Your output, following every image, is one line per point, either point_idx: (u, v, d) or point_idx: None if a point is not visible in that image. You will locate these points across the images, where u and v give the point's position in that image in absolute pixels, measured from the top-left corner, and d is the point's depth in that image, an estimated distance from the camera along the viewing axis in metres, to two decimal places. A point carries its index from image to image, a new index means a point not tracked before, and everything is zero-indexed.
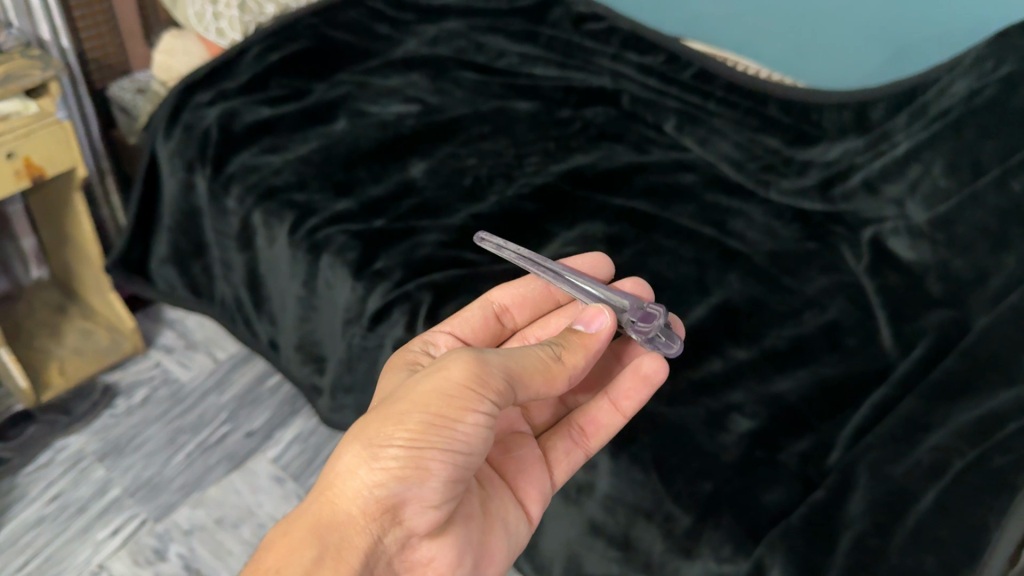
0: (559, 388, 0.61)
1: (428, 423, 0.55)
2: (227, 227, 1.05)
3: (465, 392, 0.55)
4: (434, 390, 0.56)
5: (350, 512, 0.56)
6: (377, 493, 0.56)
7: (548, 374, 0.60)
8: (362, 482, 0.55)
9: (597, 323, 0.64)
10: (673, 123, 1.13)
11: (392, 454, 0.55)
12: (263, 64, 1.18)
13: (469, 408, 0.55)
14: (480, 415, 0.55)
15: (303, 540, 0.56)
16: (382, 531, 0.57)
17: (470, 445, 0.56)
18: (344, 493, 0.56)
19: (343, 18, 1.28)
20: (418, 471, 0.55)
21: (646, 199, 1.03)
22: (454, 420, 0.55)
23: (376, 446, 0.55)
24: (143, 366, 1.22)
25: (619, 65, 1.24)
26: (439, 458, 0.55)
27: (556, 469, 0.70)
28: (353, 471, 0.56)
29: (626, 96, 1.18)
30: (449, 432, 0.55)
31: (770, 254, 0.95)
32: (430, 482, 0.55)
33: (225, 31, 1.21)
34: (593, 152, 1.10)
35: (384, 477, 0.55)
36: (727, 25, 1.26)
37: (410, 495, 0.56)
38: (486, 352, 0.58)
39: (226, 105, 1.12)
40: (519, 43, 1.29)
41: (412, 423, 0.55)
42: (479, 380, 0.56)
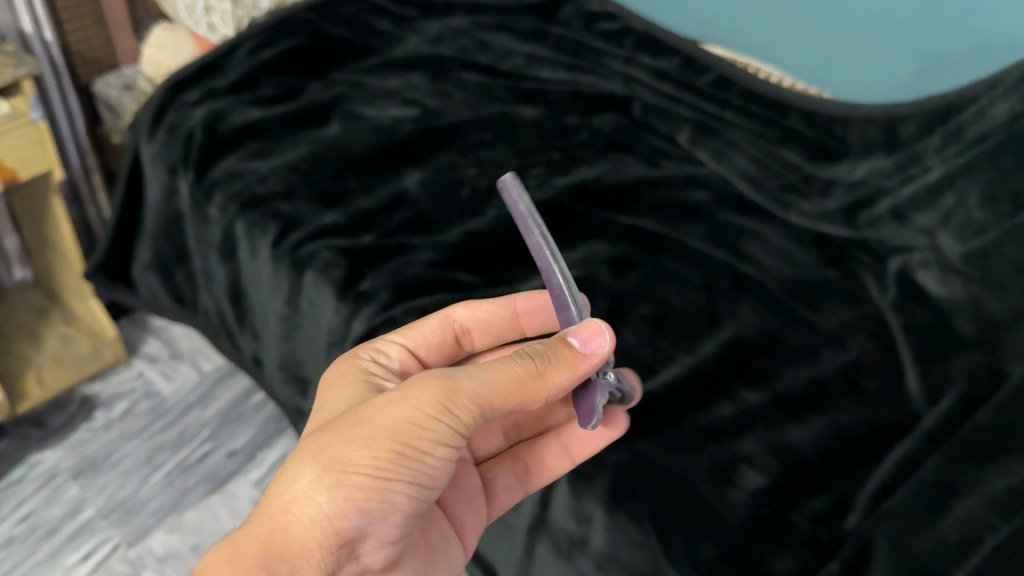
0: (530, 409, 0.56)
1: (398, 453, 0.52)
2: (209, 237, 0.99)
3: (439, 422, 0.52)
4: (403, 418, 0.52)
5: (303, 544, 0.51)
6: (337, 525, 0.52)
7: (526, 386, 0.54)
8: (319, 512, 0.51)
9: (593, 343, 0.54)
10: (687, 134, 1.05)
11: (357, 483, 0.51)
12: (255, 61, 1.12)
13: (443, 440, 0.53)
14: (450, 446, 0.54)
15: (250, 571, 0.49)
16: (336, 565, 0.54)
17: (438, 476, 0.55)
18: (299, 521, 0.51)
19: (341, 13, 1.21)
20: (384, 507, 0.53)
21: (654, 218, 0.95)
22: (426, 452, 0.53)
23: (339, 474, 0.51)
24: (125, 378, 1.16)
25: (631, 69, 1.17)
26: (405, 494, 0.53)
27: (495, 501, 0.70)
28: (310, 497, 0.51)
29: (637, 103, 1.10)
30: (420, 463, 0.53)
31: (787, 282, 0.87)
32: (393, 518, 0.54)
33: (218, 26, 1.15)
34: (601, 163, 1.03)
35: (345, 509, 0.51)
36: (749, 28, 1.18)
37: (372, 529, 0.53)
38: (456, 371, 0.54)
39: (213, 105, 1.06)
40: (528, 43, 1.22)
41: (379, 451, 0.52)
42: (455, 406, 0.53)
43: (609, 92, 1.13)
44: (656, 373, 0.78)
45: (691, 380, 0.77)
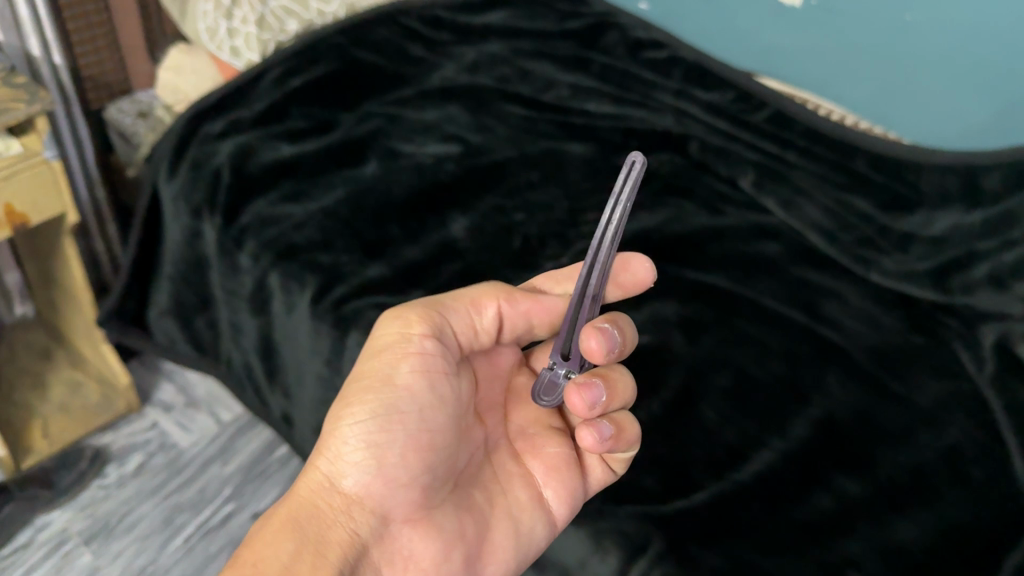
0: (490, 322, 0.64)
1: (368, 385, 0.59)
2: (238, 287, 0.91)
3: (398, 344, 0.60)
4: (371, 355, 0.60)
5: (319, 505, 0.57)
6: (342, 484, 0.58)
7: (473, 302, 0.63)
8: (323, 474, 0.58)
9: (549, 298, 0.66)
10: (750, 178, 0.98)
11: (349, 433, 0.58)
12: (283, 91, 1.05)
13: (402, 356, 0.59)
14: (415, 359, 0.59)
15: (279, 533, 0.55)
16: (356, 524, 0.57)
17: (418, 398, 0.58)
18: (309, 489, 0.58)
19: (372, 38, 1.13)
20: (376, 446, 0.58)
21: (723, 274, 0.88)
22: (391, 374, 0.59)
23: (334, 432, 0.59)
24: (137, 428, 1.08)
25: (683, 103, 1.09)
26: (387, 426, 0.58)
27: (588, 475, 0.65)
28: (313, 467, 0.59)
29: (695, 142, 1.03)
30: (390, 389, 0.58)
31: (872, 351, 0.81)
32: (390, 456, 0.57)
33: (241, 50, 1.06)
34: (659, 210, 0.95)
35: (343, 465, 0.58)
36: (807, 61, 1.10)
37: (372, 474, 0.57)
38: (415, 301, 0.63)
39: (240, 140, 0.98)
40: (570, 72, 1.14)
41: (355, 392, 0.59)
42: (406, 326, 0.60)
43: (662, 128, 1.05)
44: (745, 458, 0.71)
45: (784, 471, 0.70)
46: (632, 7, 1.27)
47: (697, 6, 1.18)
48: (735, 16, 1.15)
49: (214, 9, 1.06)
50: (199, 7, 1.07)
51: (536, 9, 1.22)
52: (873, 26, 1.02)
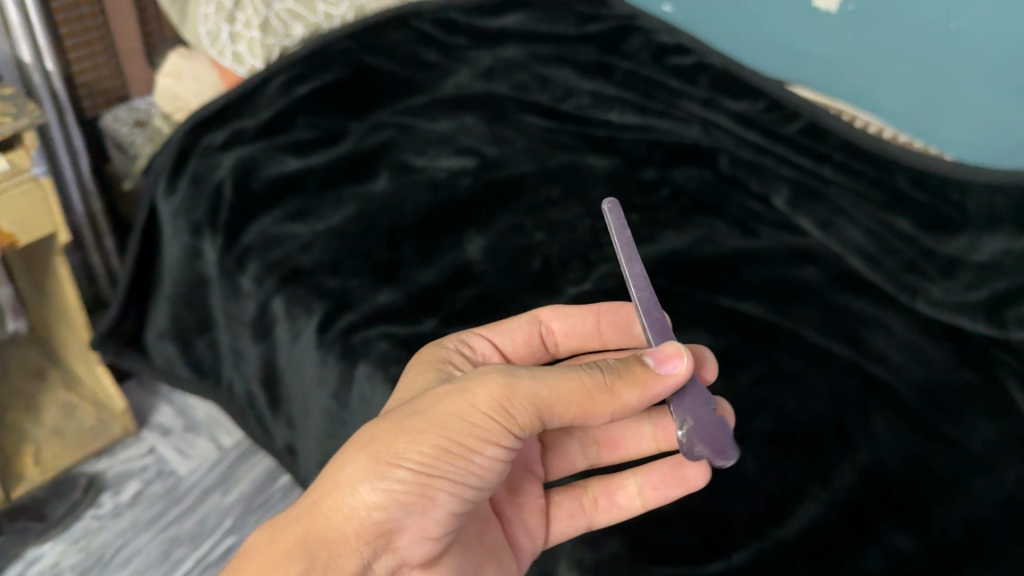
0: (597, 422, 0.53)
1: (444, 448, 0.51)
2: (240, 311, 0.85)
3: (492, 426, 0.51)
4: (459, 412, 0.52)
5: (343, 531, 0.52)
6: (375, 515, 0.52)
7: (588, 404, 0.52)
8: (360, 501, 0.51)
9: (670, 365, 0.52)
10: (785, 195, 0.92)
11: (403, 475, 0.51)
12: (288, 99, 0.99)
13: (490, 441, 0.52)
14: (500, 447, 0.52)
15: (287, 553, 0.51)
16: (372, 556, 0.53)
17: (484, 481, 0.53)
18: (339, 510, 0.52)
19: (382, 42, 1.07)
20: (424, 501, 0.52)
21: (759, 301, 0.82)
22: (474, 450, 0.52)
23: (387, 465, 0.51)
24: (134, 453, 1.03)
25: (711, 113, 1.03)
26: (447, 490, 0.52)
27: (554, 526, 0.65)
28: (353, 487, 0.52)
29: (725, 156, 0.97)
30: (465, 461, 0.52)
31: (920, 388, 0.76)
32: (434, 512, 0.53)
33: (244, 56, 1.01)
34: (688, 230, 0.90)
35: (385, 501, 0.52)
36: (843, 69, 1.04)
37: (410, 521, 0.52)
38: (520, 370, 0.53)
39: (243, 153, 0.93)
40: (592, 79, 1.08)
41: (428, 445, 0.51)
42: (509, 412, 0.51)
43: (689, 142, 1.00)
44: (788, 510, 0.65)
45: (827, 526, 0.64)
46: (655, 8, 1.21)
47: (724, 8, 1.12)
48: (765, 20, 1.08)
49: (216, 11, 0.99)
50: (199, 9, 1.00)
51: (555, 11, 1.16)
52: (916, 33, 0.95)
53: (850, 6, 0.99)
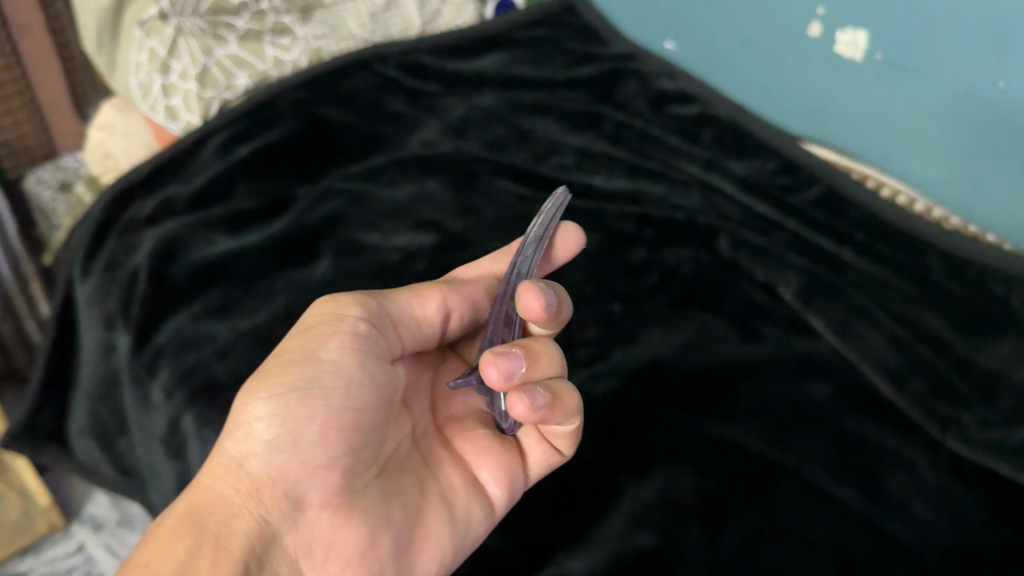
0: (435, 304, 0.62)
1: (291, 363, 0.55)
2: (152, 425, 0.74)
3: (326, 323, 0.57)
4: (297, 334, 0.58)
5: (224, 493, 0.53)
6: (251, 466, 0.53)
7: (416, 289, 0.62)
8: (230, 456, 0.54)
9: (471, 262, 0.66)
10: (794, 287, 0.78)
11: (261, 412, 0.54)
12: (228, 162, 0.87)
13: (329, 334, 0.56)
14: (342, 339, 0.56)
15: (175, 532, 0.51)
16: (266, 510, 0.53)
17: (344, 375, 0.55)
18: (214, 474, 0.54)
19: (340, 91, 0.94)
20: (290, 427, 0.54)
21: (755, 430, 0.68)
22: (315, 351, 0.55)
23: (243, 410, 0.55)
24: (61, 551, 0.98)
25: (714, 177, 0.89)
26: (305, 403, 0.54)
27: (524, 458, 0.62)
28: (223, 450, 0.54)
29: (725, 236, 0.82)
30: (313, 364, 0.55)
31: (948, 553, 0.60)
32: (307, 433, 0.53)
33: (179, 111, 0.89)
34: (677, 329, 0.76)
35: (253, 446, 0.54)
36: (867, 127, 0.89)
37: (286, 457, 0.53)
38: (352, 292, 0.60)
39: (166, 230, 0.81)
40: (577, 133, 0.94)
41: (272, 372, 0.56)
42: (338, 305, 0.57)
43: (685, 214, 0.85)
44: None
45: None
46: (656, 45, 1.06)
47: (732, 50, 0.98)
48: (778, 66, 0.94)
49: (148, 60, 0.87)
50: (130, 58, 0.88)
51: (541, 51, 1.03)
52: (956, 91, 0.80)
53: (877, 56, 0.85)
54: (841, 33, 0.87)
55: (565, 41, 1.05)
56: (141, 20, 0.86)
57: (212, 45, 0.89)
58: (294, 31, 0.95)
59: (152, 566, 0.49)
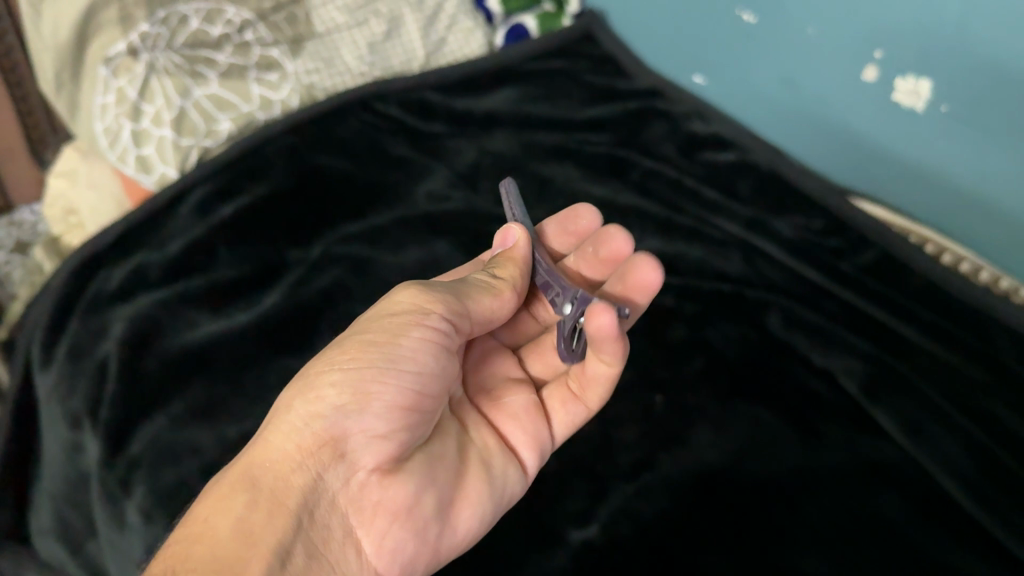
0: (510, 302, 0.62)
1: (371, 342, 0.54)
2: (126, 548, 0.63)
3: (412, 310, 0.55)
4: (377, 314, 0.56)
5: (283, 451, 0.51)
6: (316, 425, 0.51)
7: (496, 290, 0.61)
8: (296, 415, 0.51)
9: (510, 236, 0.65)
10: (856, 375, 0.70)
11: (336, 377, 0.52)
12: (210, 221, 0.76)
13: (413, 323, 0.54)
14: (426, 330, 0.55)
15: (232, 489, 0.50)
16: (322, 468, 0.51)
17: (420, 365, 0.54)
18: (276, 431, 0.51)
19: (336, 134, 0.84)
20: (360, 395, 0.52)
21: (822, 554, 0.59)
22: (397, 336, 0.54)
23: (317, 374, 0.52)
24: None
25: (756, 238, 0.80)
26: (380, 379, 0.52)
27: (554, 420, 0.66)
28: (287, 407, 0.52)
29: (776, 312, 0.74)
30: (393, 348, 0.53)
31: None
32: (374, 407, 0.52)
33: (153, 160, 0.78)
34: (728, 429, 0.67)
35: (321, 407, 0.51)
36: (924, 182, 0.80)
37: (351, 425, 0.51)
38: (428, 282, 0.58)
39: (139, 308, 0.70)
40: (602, 183, 0.85)
41: (351, 345, 0.54)
42: (427, 297, 0.56)
43: (728, 284, 0.76)
44: None
45: None
46: (681, 78, 0.97)
47: (770, 90, 0.88)
48: (823, 110, 0.85)
49: (116, 102, 0.76)
50: (94, 99, 0.76)
51: (558, 85, 0.92)
52: None
53: (942, 108, 0.75)
54: (901, 80, 0.77)
55: (583, 73, 0.95)
56: (107, 57, 0.76)
57: (190, 84, 0.78)
58: (283, 66, 0.83)
59: (210, 524, 0.48)
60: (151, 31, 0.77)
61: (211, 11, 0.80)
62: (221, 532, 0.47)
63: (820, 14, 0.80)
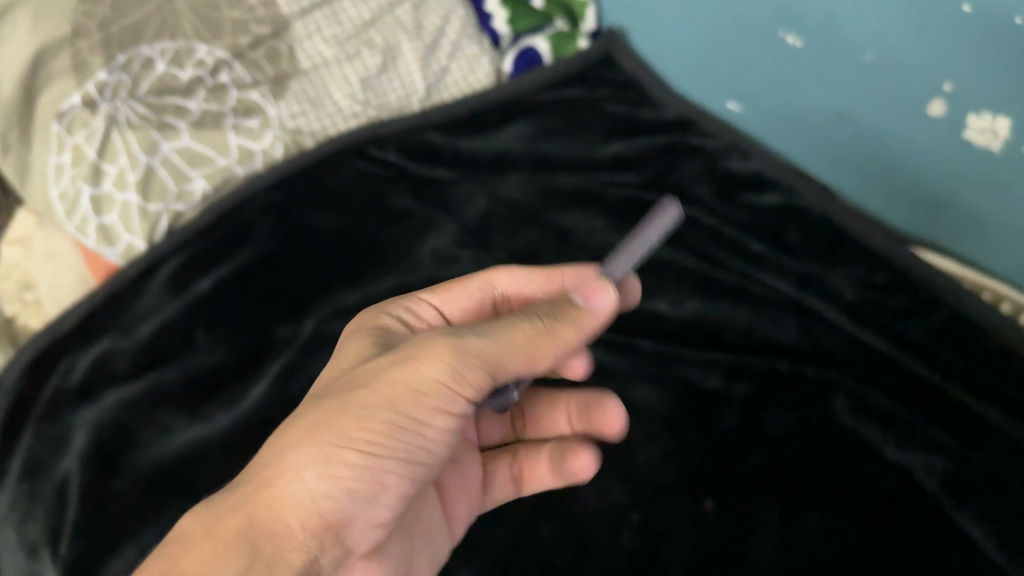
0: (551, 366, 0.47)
1: (391, 424, 0.44)
2: None
3: (442, 392, 0.44)
4: (401, 378, 0.44)
5: (289, 523, 0.43)
6: (324, 505, 0.43)
7: (538, 352, 0.46)
8: (307, 490, 0.43)
9: (597, 301, 0.47)
10: (940, 472, 0.59)
11: (353, 458, 0.43)
12: (187, 301, 0.66)
13: (440, 411, 0.45)
14: (451, 417, 0.45)
15: (226, 549, 0.42)
16: (320, 551, 0.44)
17: (433, 454, 0.46)
18: (284, 502, 0.43)
19: (329, 187, 0.74)
20: (371, 482, 0.44)
21: None
22: (421, 424, 0.44)
23: (334, 449, 0.43)
24: None
25: (811, 299, 0.70)
26: (397, 472, 0.45)
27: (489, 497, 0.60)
28: (299, 474, 0.43)
29: (841, 395, 0.64)
30: (415, 437, 0.45)
31: None
32: (385, 497, 0.45)
33: (116, 229, 0.68)
34: (793, 546, 0.57)
35: (333, 488, 0.43)
36: (1007, 230, 0.69)
37: (360, 513, 0.44)
38: (463, 333, 0.45)
39: (104, 412, 0.61)
40: (630, 235, 0.75)
41: (373, 421, 0.44)
42: (462, 381, 0.44)
43: (784, 361, 0.66)
44: None
45: None
46: (713, 103, 0.86)
47: (821, 122, 0.78)
48: (883, 145, 0.74)
49: (72, 162, 0.66)
50: (47, 161, 0.67)
51: (577, 118, 0.82)
52: None
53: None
54: (974, 115, 0.66)
55: (605, 103, 0.84)
56: (60, 111, 0.66)
57: (157, 138, 0.68)
58: (265, 110, 0.73)
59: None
60: (109, 80, 0.66)
61: (180, 52, 0.69)
62: None
63: (880, 39, 0.69)
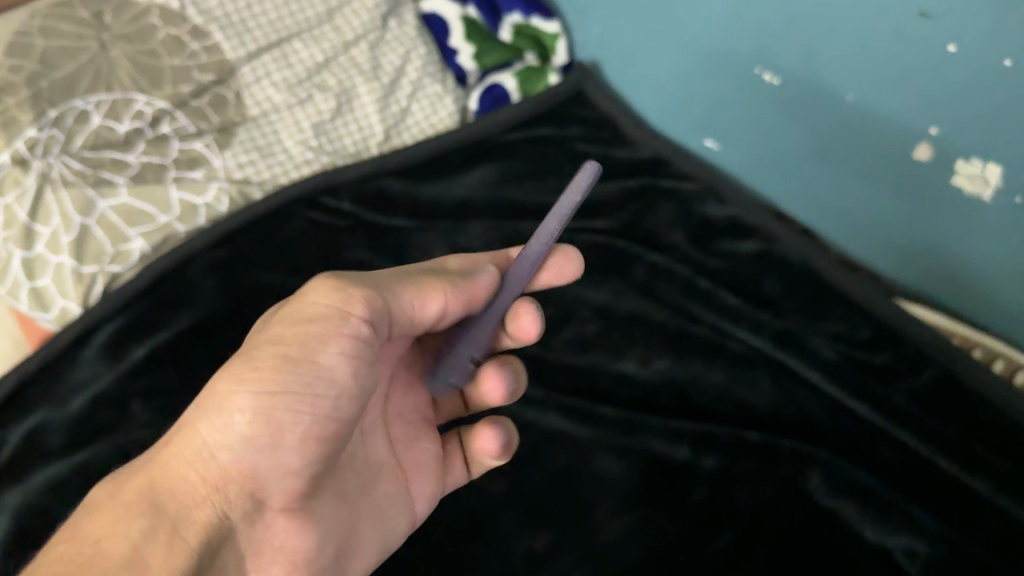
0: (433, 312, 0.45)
1: (281, 356, 0.40)
2: None
3: (331, 316, 0.41)
4: (287, 316, 0.41)
5: (186, 479, 0.39)
6: (224, 455, 0.40)
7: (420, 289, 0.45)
8: (202, 444, 0.40)
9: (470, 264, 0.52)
10: (925, 558, 0.55)
11: (244, 400, 0.39)
12: (121, 368, 0.62)
13: (332, 332, 0.41)
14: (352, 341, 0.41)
15: (124, 509, 0.38)
16: (228, 506, 0.41)
17: (340, 385, 0.41)
18: (181, 458, 0.39)
19: (279, 240, 0.70)
20: (273, 427, 0.40)
21: None
22: (312, 352, 0.40)
23: (223, 393, 0.40)
24: None
25: (790, 358, 0.65)
26: (296, 409, 0.40)
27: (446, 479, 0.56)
28: (194, 428, 0.40)
29: (818, 470, 0.59)
30: (310, 370, 0.40)
31: None
32: (290, 441, 0.41)
33: (49, 294, 0.65)
34: None
35: (229, 438, 0.40)
36: (1002, 283, 0.64)
37: (263, 461, 0.40)
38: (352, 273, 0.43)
39: (32, 491, 0.57)
40: (596, 287, 0.70)
41: (261, 357, 0.40)
42: (347, 296, 0.41)
43: (757, 431, 0.62)
44: None
45: None
46: (690, 141, 0.82)
47: (804, 162, 0.73)
48: (868, 189, 0.69)
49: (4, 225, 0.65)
50: None
51: (544, 158, 0.78)
52: None
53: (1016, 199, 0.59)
54: (962, 161, 0.61)
55: (575, 141, 0.80)
56: None
57: (93, 195, 0.67)
58: (210, 161, 0.71)
59: (103, 550, 0.36)
60: (41, 137, 0.66)
61: (116, 103, 0.69)
62: (109, 558, 0.36)
63: (858, 79, 0.65)
